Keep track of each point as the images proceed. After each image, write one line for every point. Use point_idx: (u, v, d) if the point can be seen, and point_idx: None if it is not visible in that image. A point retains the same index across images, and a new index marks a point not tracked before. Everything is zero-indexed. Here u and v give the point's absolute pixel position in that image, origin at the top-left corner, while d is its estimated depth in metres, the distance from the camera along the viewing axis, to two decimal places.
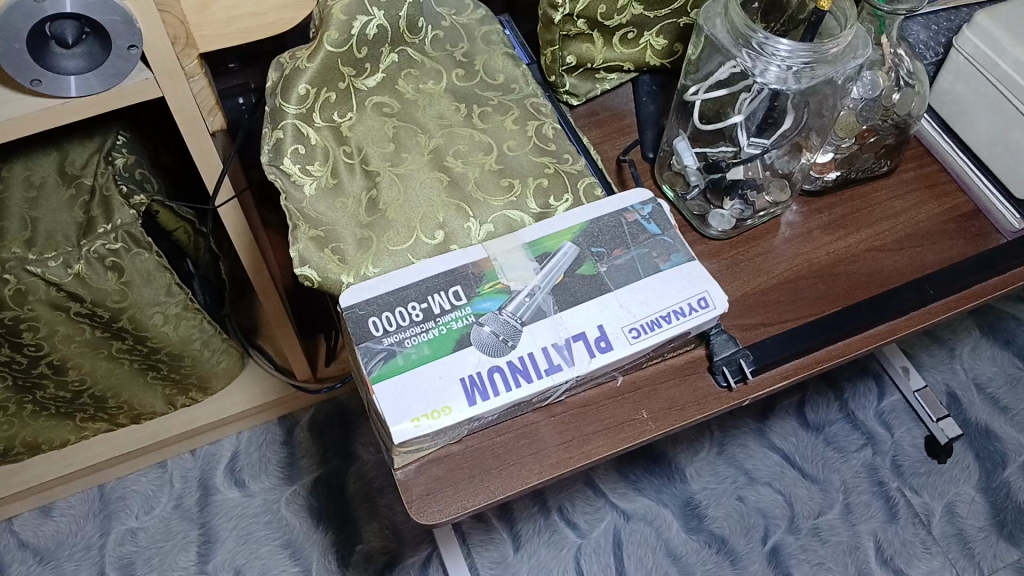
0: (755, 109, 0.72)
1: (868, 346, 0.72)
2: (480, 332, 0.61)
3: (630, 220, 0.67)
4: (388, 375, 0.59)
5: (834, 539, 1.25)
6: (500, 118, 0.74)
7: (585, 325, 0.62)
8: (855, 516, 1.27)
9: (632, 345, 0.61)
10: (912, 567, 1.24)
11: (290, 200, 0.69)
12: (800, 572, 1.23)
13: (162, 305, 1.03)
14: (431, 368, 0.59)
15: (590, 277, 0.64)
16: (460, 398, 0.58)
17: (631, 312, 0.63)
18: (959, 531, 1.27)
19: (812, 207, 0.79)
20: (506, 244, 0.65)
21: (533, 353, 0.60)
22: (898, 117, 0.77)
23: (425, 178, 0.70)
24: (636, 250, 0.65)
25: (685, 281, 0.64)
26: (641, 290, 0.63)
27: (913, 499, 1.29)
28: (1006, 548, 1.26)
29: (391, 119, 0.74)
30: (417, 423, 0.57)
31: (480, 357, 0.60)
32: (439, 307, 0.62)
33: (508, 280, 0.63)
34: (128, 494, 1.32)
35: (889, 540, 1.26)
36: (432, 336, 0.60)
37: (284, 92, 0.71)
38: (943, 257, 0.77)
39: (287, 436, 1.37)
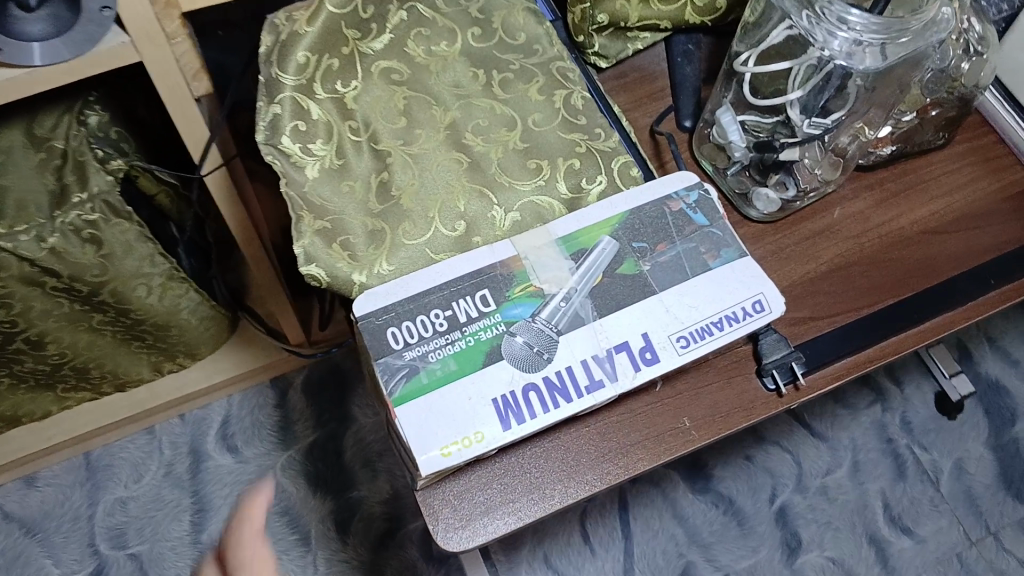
0: (818, 86, 0.64)
1: (925, 340, 0.66)
2: (512, 343, 0.54)
3: (674, 209, 0.60)
4: (411, 396, 0.52)
5: (841, 498, 1.23)
6: (523, 87, 0.66)
7: (629, 333, 0.55)
8: (864, 475, 1.24)
9: (681, 357, 0.55)
10: (919, 525, 1.22)
11: (291, 186, 0.61)
12: (808, 532, 1.20)
13: (145, 277, 0.95)
14: (459, 387, 0.53)
15: (631, 276, 0.57)
16: (495, 422, 0.52)
17: (678, 318, 0.56)
18: (967, 488, 1.25)
19: (861, 183, 0.72)
20: (538, 239, 0.58)
21: (572, 367, 0.54)
22: (965, 89, 0.70)
23: (441, 159, 0.63)
24: (682, 245, 0.59)
25: (738, 282, 0.58)
26: (690, 292, 0.57)
27: (922, 457, 1.26)
28: (1013, 504, 1.24)
29: (401, 88, 0.65)
30: (446, 452, 0.51)
31: (512, 371, 0.53)
32: (465, 313, 0.55)
33: (540, 282, 0.56)
34: (116, 462, 1.26)
35: (897, 499, 1.23)
36: (458, 349, 0.54)
37: (281, 61, 0.63)
38: (1001, 241, 0.71)
39: (281, 399, 1.31)
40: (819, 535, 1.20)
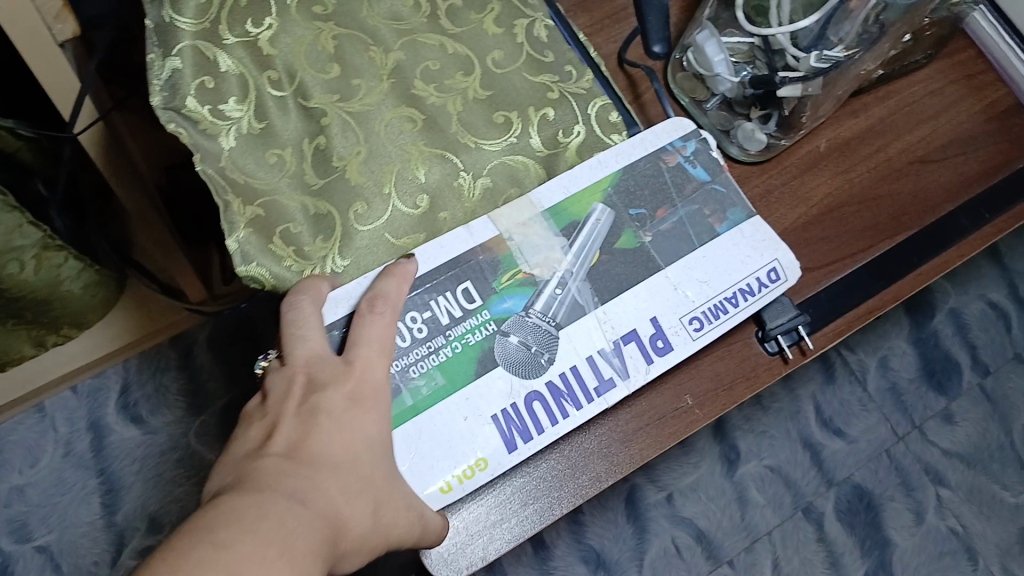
0: (835, 14, 0.53)
1: (921, 284, 0.61)
2: (506, 344, 0.48)
3: (671, 164, 0.54)
4: (400, 421, 0.46)
5: (774, 407, 1.13)
6: (474, 16, 0.55)
7: (636, 320, 0.49)
8: (794, 382, 1.14)
9: (695, 342, 0.50)
10: (851, 426, 1.13)
11: (207, 161, 0.48)
12: (745, 443, 1.10)
13: (17, 252, 0.80)
14: (453, 404, 0.47)
15: (632, 251, 0.51)
16: (498, 444, 0.46)
17: (688, 296, 0.50)
18: (892, 385, 1.15)
19: (845, 111, 0.66)
20: (521, 212, 0.51)
21: (576, 367, 0.48)
22: (963, 8, 0.63)
23: (390, 115, 0.52)
24: (684, 207, 0.53)
25: (750, 248, 0.52)
26: (695, 268, 0.51)
27: (849, 357, 1.16)
28: (936, 396, 1.15)
29: (327, 24, 0.53)
30: (447, 486, 0.45)
31: (509, 378, 0.48)
32: (449, 314, 0.49)
33: (530, 267, 0.50)
34: (5, 448, 1.12)
35: (828, 401, 1.14)
36: (445, 358, 0.48)
37: (174, 1, 0.49)
38: (990, 167, 0.66)
39: (185, 360, 1.18)
40: (755, 444, 1.11)
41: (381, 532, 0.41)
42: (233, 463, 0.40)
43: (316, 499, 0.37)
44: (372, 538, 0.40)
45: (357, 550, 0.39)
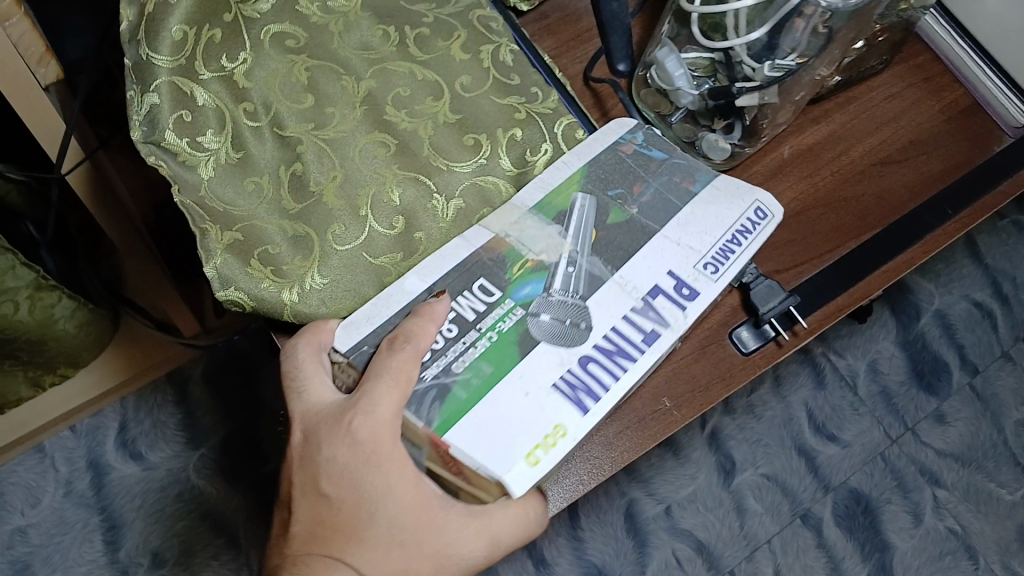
0: (783, 24, 0.55)
1: (888, 281, 0.63)
2: (541, 324, 0.49)
3: (628, 152, 0.56)
4: (457, 416, 0.46)
5: (767, 414, 1.17)
6: (442, 44, 0.58)
7: (655, 276, 0.51)
8: (786, 388, 1.18)
9: (718, 283, 0.51)
10: (843, 431, 1.17)
11: (185, 190, 0.51)
12: (741, 452, 1.15)
13: (10, 293, 0.82)
14: (508, 386, 0.47)
15: (624, 223, 0.53)
16: (565, 406, 0.47)
17: (693, 247, 0.52)
18: (883, 388, 1.19)
19: (807, 117, 0.68)
20: (509, 215, 0.53)
21: (616, 327, 0.49)
22: (913, 11, 0.64)
23: (363, 141, 0.54)
24: (655, 181, 0.54)
25: (730, 195, 0.54)
26: (690, 223, 0.53)
27: (838, 362, 1.20)
28: (927, 397, 1.19)
29: (300, 57, 0.55)
30: (533, 458, 0.45)
31: (553, 352, 0.48)
32: (472, 309, 0.50)
33: (536, 255, 0.51)
34: (7, 489, 1.13)
35: (820, 406, 1.18)
36: (483, 350, 0.48)
37: (151, 39, 0.52)
38: (950, 165, 0.68)
39: (181, 396, 1.19)
40: (750, 453, 1.15)
41: (434, 564, 0.46)
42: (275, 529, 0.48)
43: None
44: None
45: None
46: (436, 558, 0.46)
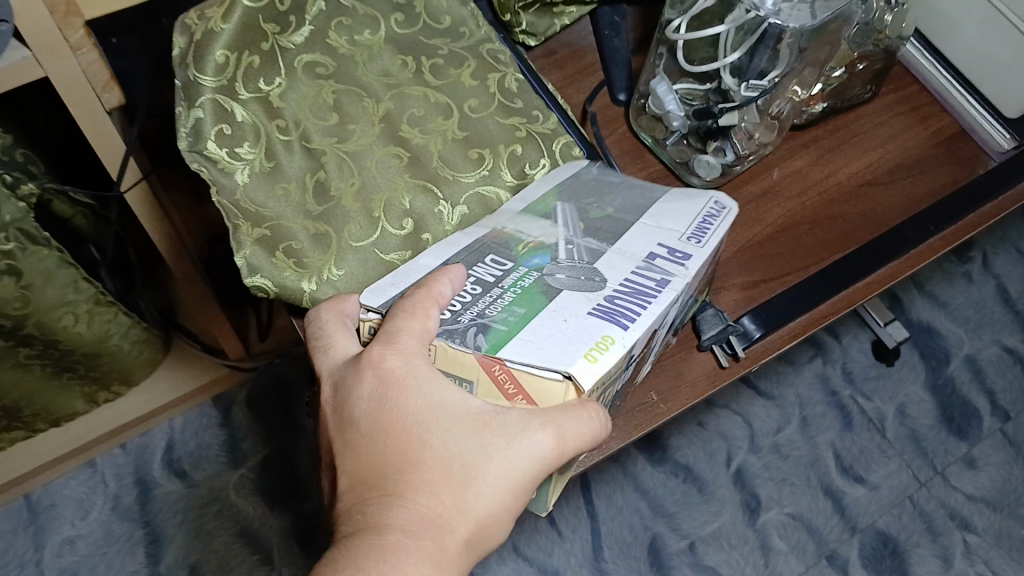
0: (750, 49, 0.61)
1: (872, 292, 0.67)
2: (557, 278, 0.50)
3: (590, 178, 0.61)
4: (500, 343, 0.47)
5: (794, 454, 1.24)
6: (455, 72, 0.65)
7: (649, 245, 0.53)
8: (812, 428, 1.26)
9: (705, 247, 0.53)
10: (871, 472, 1.24)
11: (223, 193, 0.58)
12: (766, 491, 1.21)
13: (70, 305, 0.89)
14: (542, 317, 0.48)
15: (605, 218, 0.56)
16: (609, 324, 0.47)
17: (672, 226, 0.54)
18: (912, 431, 1.27)
19: (798, 142, 0.73)
20: (500, 218, 0.58)
21: (628, 278, 0.50)
22: (890, 41, 0.69)
23: (379, 154, 0.60)
24: (622, 193, 0.59)
25: (689, 195, 0.57)
26: (676, 210, 0.56)
27: (866, 405, 1.29)
28: (956, 441, 1.27)
29: (328, 81, 0.63)
30: (591, 358, 0.45)
31: (581, 295, 0.49)
32: (490, 275, 0.52)
33: (536, 240, 0.55)
34: (58, 501, 1.19)
35: (847, 448, 1.25)
36: (512, 298, 0.50)
37: (198, 61, 0.59)
38: (935, 187, 0.73)
39: (225, 418, 1.26)
40: (777, 492, 1.21)
41: (502, 478, 0.46)
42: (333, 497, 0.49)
43: (399, 525, 0.45)
44: (491, 495, 0.46)
45: (476, 520, 0.46)
46: (500, 470, 0.46)
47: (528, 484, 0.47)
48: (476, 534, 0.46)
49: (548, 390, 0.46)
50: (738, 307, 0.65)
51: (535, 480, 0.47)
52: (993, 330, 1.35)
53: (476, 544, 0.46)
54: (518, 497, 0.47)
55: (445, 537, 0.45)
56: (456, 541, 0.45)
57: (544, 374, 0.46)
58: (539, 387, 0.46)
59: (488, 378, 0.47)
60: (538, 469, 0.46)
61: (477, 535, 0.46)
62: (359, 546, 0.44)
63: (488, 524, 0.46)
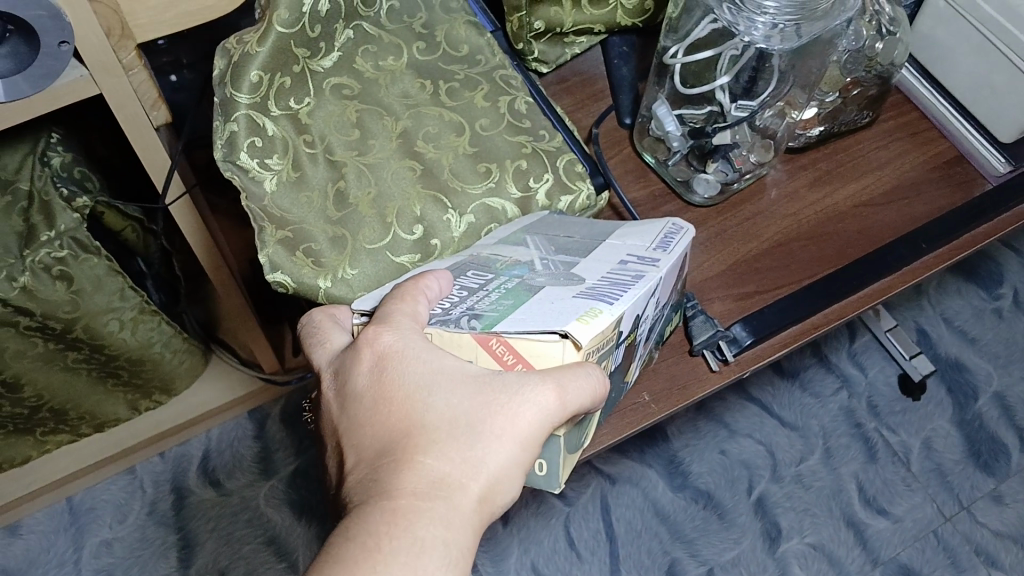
0: (739, 69, 0.68)
1: (864, 305, 0.70)
2: (539, 281, 0.56)
3: (553, 217, 0.66)
4: (494, 321, 0.51)
5: (816, 485, 1.21)
6: (469, 94, 0.70)
7: (619, 254, 0.58)
8: (835, 460, 1.23)
9: (672, 251, 0.59)
10: (894, 505, 1.21)
11: (251, 199, 0.64)
12: (787, 521, 1.19)
13: (117, 312, 0.91)
14: (529, 303, 0.52)
15: (571, 244, 0.61)
16: (595, 301, 0.51)
17: (638, 241, 0.60)
18: (937, 465, 1.24)
19: (795, 164, 0.77)
20: (477, 248, 0.63)
21: (605, 274, 0.55)
22: (882, 67, 0.73)
23: (396, 167, 0.66)
24: (584, 226, 0.65)
25: (647, 224, 0.63)
26: (637, 233, 0.62)
27: (890, 438, 1.26)
28: (983, 477, 1.24)
29: (352, 102, 0.69)
30: (584, 319, 0.49)
31: (562, 289, 0.54)
32: (474, 282, 0.57)
33: (511, 260, 0.59)
34: (98, 505, 1.19)
35: (871, 480, 1.22)
36: (500, 295, 0.55)
37: (234, 81, 0.66)
38: (931, 209, 0.75)
39: (259, 430, 1.25)
40: (797, 521, 1.19)
41: (507, 433, 0.48)
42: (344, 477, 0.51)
43: (411, 484, 0.47)
44: (498, 450, 0.48)
45: (486, 475, 0.48)
46: (505, 423, 0.48)
47: (535, 439, 0.49)
48: (488, 490, 0.48)
49: (548, 349, 0.49)
50: (729, 315, 0.69)
51: (541, 434, 0.49)
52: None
53: (490, 501, 0.48)
54: (526, 452, 0.49)
55: (457, 493, 0.47)
56: (469, 497, 0.47)
57: (540, 338, 0.49)
58: (543, 349, 0.49)
59: (485, 352, 0.51)
60: (544, 422, 0.48)
61: (488, 491, 0.48)
62: (374, 508, 0.46)
63: (499, 480, 0.48)
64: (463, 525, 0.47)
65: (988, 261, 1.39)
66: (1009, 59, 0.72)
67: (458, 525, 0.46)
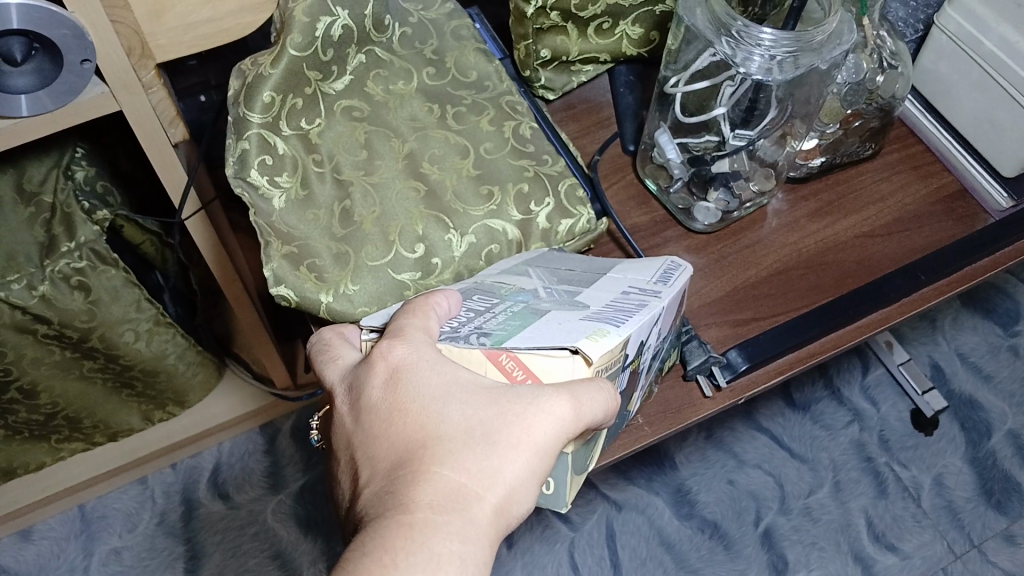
0: (738, 100, 0.70)
1: (861, 335, 0.71)
2: (544, 305, 0.57)
3: (551, 253, 0.68)
4: (504, 338, 0.52)
5: (825, 518, 1.19)
6: (475, 119, 0.72)
7: (620, 285, 0.60)
8: (845, 494, 1.21)
9: (674, 284, 0.60)
10: (904, 542, 1.18)
11: (259, 215, 0.67)
12: (794, 554, 1.16)
13: (133, 322, 0.92)
14: (537, 325, 0.54)
15: (572, 277, 0.63)
16: (602, 323, 0.52)
17: (639, 275, 0.62)
18: (949, 502, 1.21)
19: (796, 195, 0.77)
20: (478, 279, 0.65)
21: (609, 301, 0.57)
22: (883, 100, 0.75)
23: (400, 187, 0.68)
24: (583, 263, 0.66)
25: (646, 262, 0.65)
26: (638, 268, 0.64)
27: (902, 473, 1.22)
28: (995, 516, 1.20)
29: (362, 123, 0.71)
30: (594, 338, 0.50)
31: (568, 312, 0.55)
32: (480, 305, 0.59)
33: (516, 287, 0.61)
34: (110, 513, 1.19)
35: (880, 515, 1.19)
36: (507, 316, 0.56)
37: (247, 101, 0.68)
38: (933, 240, 0.75)
39: (270, 445, 1.25)
40: (805, 555, 1.16)
41: (524, 443, 0.47)
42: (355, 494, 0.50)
43: (428, 496, 0.46)
44: (515, 460, 0.47)
45: (502, 486, 0.47)
46: (521, 433, 0.47)
47: (550, 449, 0.48)
48: (504, 501, 0.47)
49: (558, 365, 0.50)
50: (724, 341, 0.69)
51: (557, 446, 0.48)
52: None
53: (506, 513, 0.47)
54: (542, 462, 0.48)
55: (474, 504, 0.46)
56: (486, 508, 0.46)
57: (551, 353, 0.50)
58: (553, 365, 0.50)
59: (494, 368, 0.52)
60: (559, 432, 0.48)
61: (506, 501, 0.47)
62: (390, 521, 0.45)
63: (515, 490, 0.47)
64: (480, 538, 0.45)
65: (1005, 297, 1.37)
66: (1007, 93, 0.73)
67: (475, 538, 0.45)
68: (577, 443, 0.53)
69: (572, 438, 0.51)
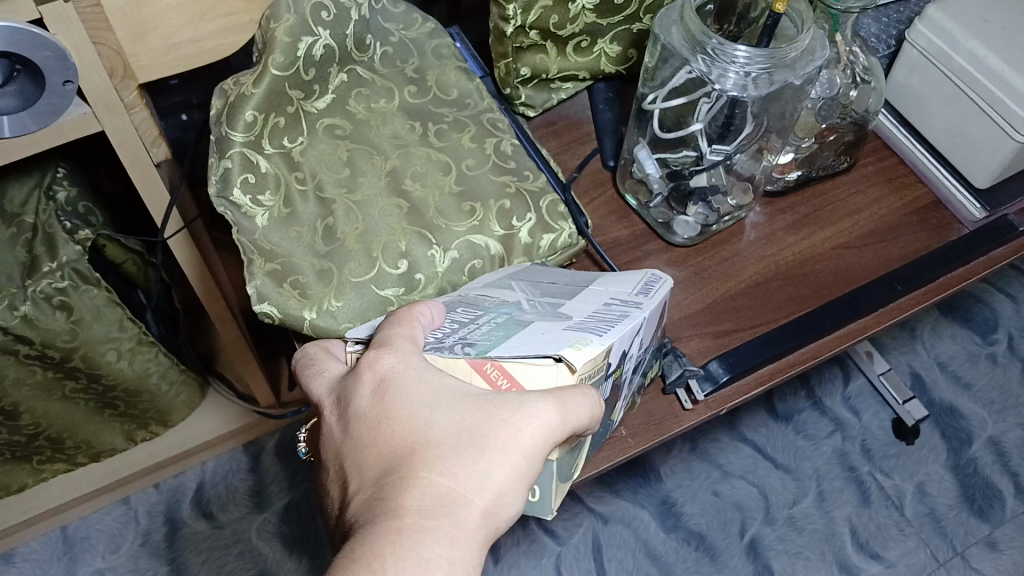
0: (714, 116, 0.71)
1: (840, 346, 0.72)
2: (527, 317, 0.58)
3: (532, 266, 0.69)
4: (489, 347, 0.53)
5: (809, 528, 1.19)
6: (457, 136, 0.73)
7: (602, 297, 0.61)
8: (829, 503, 1.21)
9: (654, 296, 0.61)
10: (887, 550, 1.19)
11: (243, 233, 0.67)
12: (779, 564, 1.17)
13: (116, 342, 0.91)
14: (521, 336, 0.54)
15: (553, 290, 0.64)
16: (585, 333, 0.53)
17: (620, 287, 0.63)
18: (931, 510, 1.22)
19: (775, 208, 0.79)
20: (462, 291, 0.65)
21: (590, 313, 0.57)
22: (856, 114, 0.76)
23: (383, 205, 0.69)
24: (564, 277, 0.67)
25: (626, 275, 0.65)
26: (619, 281, 0.64)
27: (885, 481, 1.24)
28: (977, 523, 1.21)
29: (344, 141, 0.71)
30: (577, 347, 0.51)
31: (551, 323, 0.56)
32: (464, 316, 0.59)
33: (497, 300, 0.62)
34: (93, 535, 1.18)
35: (864, 524, 1.20)
36: (490, 327, 0.57)
37: (230, 120, 0.69)
38: (907, 251, 0.77)
39: (254, 463, 1.24)
40: (790, 564, 1.17)
41: (511, 447, 0.48)
42: (345, 503, 0.50)
43: (416, 501, 0.46)
44: (502, 463, 0.48)
45: (490, 490, 0.47)
46: (508, 437, 0.48)
47: (537, 453, 0.49)
48: (492, 504, 0.47)
49: (542, 373, 0.51)
50: (705, 353, 0.70)
51: (544, 449, 0.49)
52: (1020, 414, 1.29)
53: (495, 517, 0.47)
54: (529, 466, 0.49)
55: (462, 508, 0.46)
56: (474, 512, 0.46)
57: (533, 362, 0.51)
58: (536, 374, 0.51)
59: (479, 377, 0.52)
60: (546, 435, 0.48)
61: (493, 505, 0.47)
62: (379, 528, 0.45)
63: (503, 494, 0.47)
64: (468, 543, 0.46)
65: (982, 306, 1.39)
66: (978, 106, 0.74)
67: (463, 542, 0.45)
68: (562, 450, 0.53)
69: (557, 445, 0.51)
